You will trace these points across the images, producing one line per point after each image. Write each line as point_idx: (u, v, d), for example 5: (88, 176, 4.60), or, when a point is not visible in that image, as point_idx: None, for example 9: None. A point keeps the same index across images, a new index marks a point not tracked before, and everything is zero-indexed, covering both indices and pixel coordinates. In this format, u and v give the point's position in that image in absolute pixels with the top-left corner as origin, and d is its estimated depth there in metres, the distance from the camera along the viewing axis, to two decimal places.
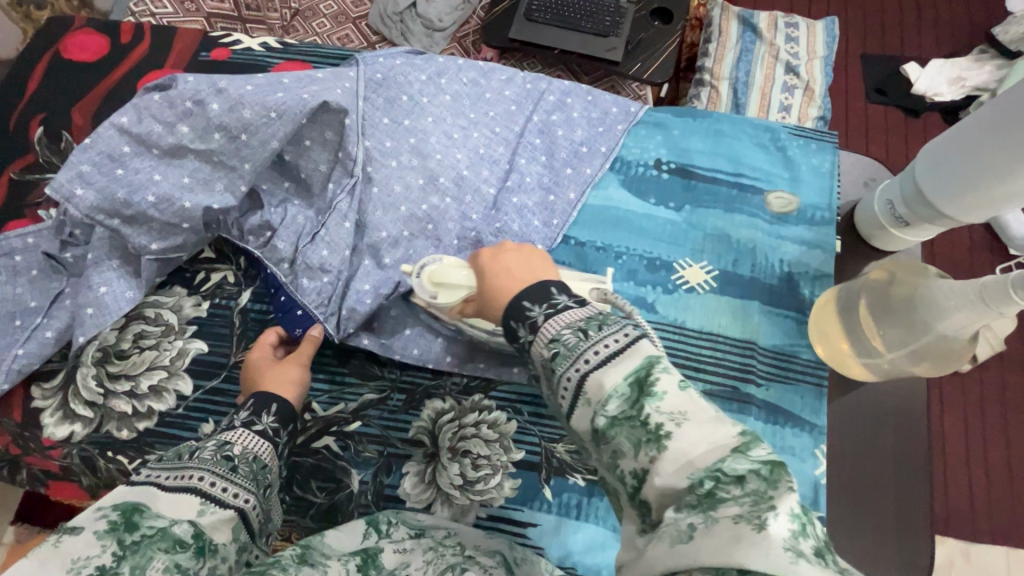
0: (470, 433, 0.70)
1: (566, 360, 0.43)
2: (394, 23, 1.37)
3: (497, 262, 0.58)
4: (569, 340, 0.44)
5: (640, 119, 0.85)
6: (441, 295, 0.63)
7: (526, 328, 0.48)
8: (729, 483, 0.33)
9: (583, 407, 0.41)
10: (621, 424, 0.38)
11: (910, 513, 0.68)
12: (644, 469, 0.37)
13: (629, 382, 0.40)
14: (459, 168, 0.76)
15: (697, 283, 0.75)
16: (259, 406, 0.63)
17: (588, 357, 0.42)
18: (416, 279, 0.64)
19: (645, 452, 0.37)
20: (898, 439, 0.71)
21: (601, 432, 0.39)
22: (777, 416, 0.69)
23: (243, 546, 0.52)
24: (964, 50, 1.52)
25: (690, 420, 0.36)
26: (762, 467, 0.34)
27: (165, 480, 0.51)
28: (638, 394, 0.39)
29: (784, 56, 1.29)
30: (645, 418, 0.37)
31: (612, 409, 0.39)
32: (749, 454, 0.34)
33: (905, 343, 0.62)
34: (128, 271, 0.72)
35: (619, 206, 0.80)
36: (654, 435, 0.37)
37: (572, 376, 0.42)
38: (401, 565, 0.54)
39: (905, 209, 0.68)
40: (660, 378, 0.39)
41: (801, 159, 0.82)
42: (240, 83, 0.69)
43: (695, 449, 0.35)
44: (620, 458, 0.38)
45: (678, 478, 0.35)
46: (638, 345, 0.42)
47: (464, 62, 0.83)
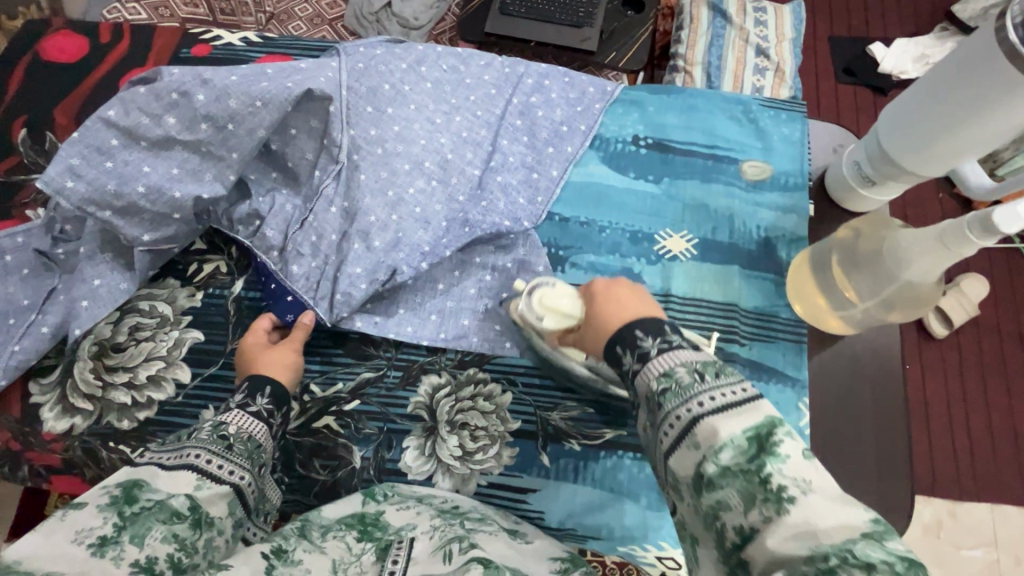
0: (468, 406, 0.72)
1: (677, 397, 0.44)
2: (370, 23, 1.39)
3: (607, 290, 0.58)
4: (683, 378, 0.45)
5: (616, 98, 0.88)
6: (548, 319, 0.64)
7: (634, 356, 0.50)
8: (856, 566, 0.33)
9: (689, 448, 0.42)
10: (734, 474, 0.39)
11: (893, 461, 0.71)
12: (753, 526, 0.37)
13: (747, 436, 0.40)
14: (443, 152, 0.78)
15: (679, 251, 0.78)
16: (253, 389, 0.64)
17: (702, 401, 0.43)
18: (527, 298, 0.66)
19: (759, 511, 0.37)
20: (876, 390, 0.74)
21: (708, 479, 0.40)
22: (761, 374, 0.72)
23: (238, 520, 0.54)
24: (926, 29, 1.57)
25: (815, 491, 0.37)
26: (898, 562, 0.34)
27: (166, 460, 0.53)
28: (757, 450, 0.39)
29: (753, 39, 1.33)
30: (765, 477, 0.38)
31: (724, 459, 0.40)
32: (885, 545, 0.34)
33: (875, 293, 0.66)
34: (121, 264, 0.73)
35: (601, 181, 0.83)
36: (774, 496, 0.37)
37: (682, 415, 0.43)
38: (409, 526, 0.55)
39: (873, 168, 0.71)
40: (783, 441, 0.39)
41: (772, 129, 0.85)
42: (225, 74, 0.71)
43: (822, 520, 0.36)
44: (723, 511, 0.39)
45: (798, 545, 0.35)
46: (758, 403, 0.42)
47: (444, 49, 0.85)
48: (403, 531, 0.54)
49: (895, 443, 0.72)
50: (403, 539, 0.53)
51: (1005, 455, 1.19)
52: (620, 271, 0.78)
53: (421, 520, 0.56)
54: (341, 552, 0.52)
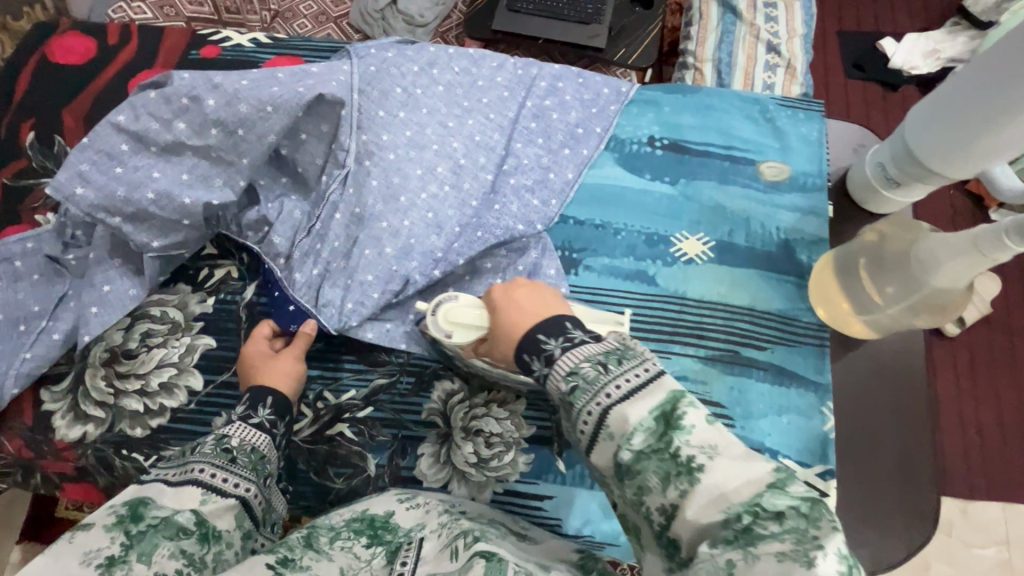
0: (482, 412, 0.70)
1: (586, 394, 0.44)
2: (375, 21, 1.37)
3: (508, 297, 0.57)
4: (589, 373, 0.45)
5: (631, 99, 0.86)
6: (456, 333, 0.62)
7: (541, 361, 0.50)
8: (767, 518, 0.36)
9: (605, 440, 0.43)
10: (648, 456, 0.40)
11: (917, 466, 0.70)
12: (673, 503, 0.39)
13: (653, 416, 0.41)
14: (456, 157, 0.77)
15: (695, 254, 0.77)
16: (255, 400, 0.63)
17: (610, 392, 0.43)
18: (430, 317, 0.63)
19: (675, 486, 0.39)
20: (897, 395, 0.73)
21: (625, 466, 0.41)
22: (782, 378, 0.71)
23: (247, 533, 0.53)
24: (937, 23, 1.55)
25: (721, 454, 0.39)
26: (801, 504, 0.36)
27: (170, 476, 0.52)
28: (664, 427, 0.40)
29: (764, 35, 1.31)
30: (674, 452, 0.39)
31: (637, 443, 0.41)
32: (788, 490, 0.37)
33: (905, 298, 0.65)
34: (130, 270, 0.72)
35: (616, 183, 0.81)
36: (685, 468, 0.39)
37: (593, 411, 0.43)
38: (417, 526, 0.56)
39: (897, 172, 0.71)
40: (686, 413, 0.41)
41: (790, 128, 0.84)
42: (236, 79, 0.69)
43: (728, 482, 0.38)
44: (646, 494, 0.40)
45: (711, 512, 0.37)
46: (662, 381, 0.43)
47: (455, 51, 0.84)
48: (412, 532, 0.55)
49: (918, 448, 0.71)
50: (413, 540, 0.53)
51: (1017, 453, 1.18)
52: (634, 274, 0.76)
53: (429, 518, 0.57)
54: (349, 559, 0.51)
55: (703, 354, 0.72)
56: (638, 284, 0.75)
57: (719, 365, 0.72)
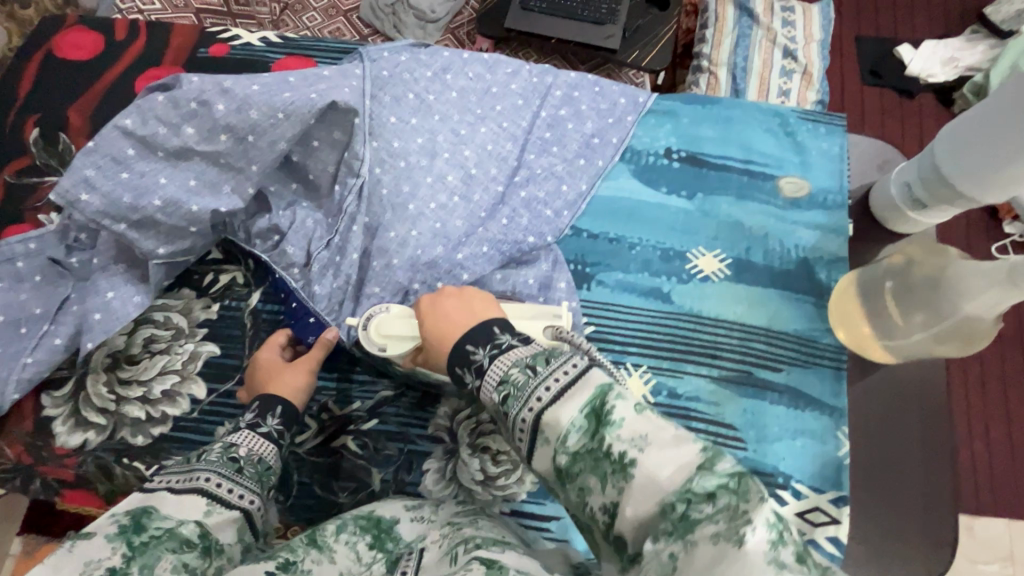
0: (490, 428, 0.68)
1: (517, 401, 0.42)
2: (386, 15, 1.35)
3: (434, 305, 0.57)
4: (518, 379, 0.44)
5: (649, 109, 0.84)
6: (390, 346, 0.64)
7: (472, 373, 0.48)
8: (701, 502, 0.33)
9: (543, 446, 0.40)
10: (584, 458, 0.38)
11: (939, 496, 0.69)
12: (613, 501, 0.37)
13: (585, 414, 0.39)
14: (468, 166, 0.75)
15: (711, 271, 0.75)
16: (264, 409, 0.62)
17: (540, 396, 0.41)
18: (363, 333, 0.65)
19: (613, 484, 0.36)
20: (921, 422, 0.71)
21: (564, 470, 0.39)
22: (798, 401, 0.69)
23: (248, 545, 0.51)
24: (956, 30, 1.52)
25: (652, 445, 0.36)
26: (731, 480, 0.34)
27: (175, 483, 0.50)
28: (596, 425, 0.38)
29: (781, 40, 1.28)
30: (607, 449, 0.37)
31: (571, 445, 0.39)
32: (715, 470, 0.34)
33: (929, 327, 0.63)
34: (135, 276, 0.70)
35: (632, 196, 0.79)
36: (619, 464, 0.36)
37: (527, 417, 0.41)
38: (418, 537, 0.52)
39: (926, 195, 0.69)
40: (615, 406, 0.38)
41: (810, 143, 0.82)
42: (246, 83, 0.68)
43: (661, 470, 0.35)
44: (588, 495, 0.38)
45: (650, 504, 0.35)
46: (586, 377, 0.41)
47: (470, 55, 0.82)
48: (413, 543, 0.51)
49: (941, 478, 0.69)
50: (414, 551, 0.49)
51: None
52: (649, 291, 0.75)
53: (433, 528, 0.52)
54: (348, 562, 0.48)
55: (716, 374, 0.71)
56: (653, 302, 0.74)
57: (732, 387, 0.70)
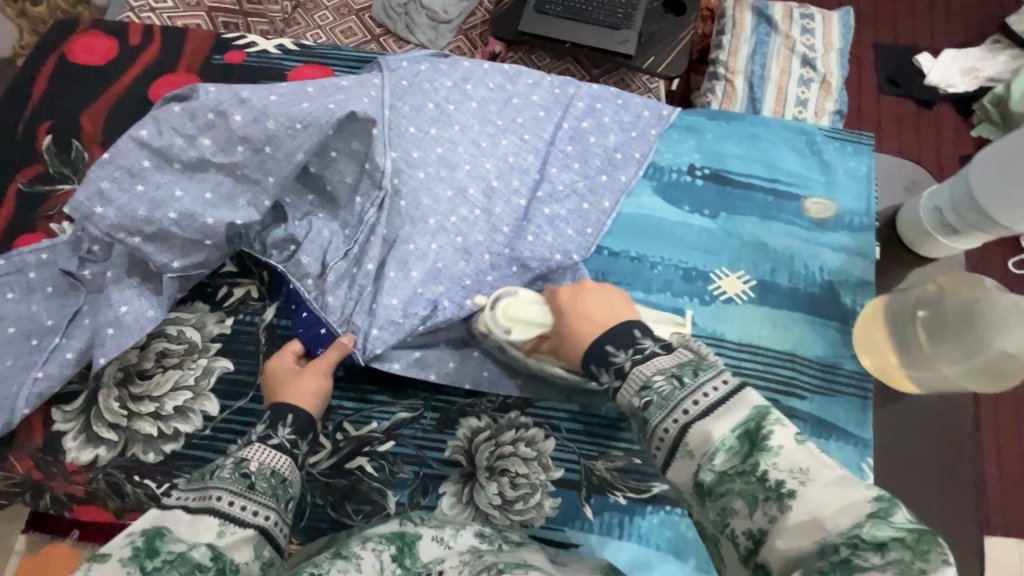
0: (509, 451, 0.68)
1: (660, 410, 0.43)
2: (399, 15, 1.33)
3: (575, 299, 0.57)
4: (663, 387, 0.44)
5: (672, 123, 0.83)
6: (515, 329, 0.63)
7: (611, 373, 0.48)
8: (869, 550, 0.33)
9: (683, 458, 0.41)
10: (732, 478, 0.38)
11: (962, 516, 0.68)
12: (760, 529, 0.37)
13: (737, 435, 0.40)
14: (489, 178, 0.73)
15: (735, 293, 0.74)
16: (274, 419, 0.59)
17: (687, 408, 0.42)
18: (489, 313, 0.65)
19: (763, 512, 0.37)
20: (942, 442, 0.70)
21: (707, 487, 0.39)
22: (822, 430, 0.68)
23: (268, 563, 0.48)
24: (977, 40, 1.49)
25: (815, 480, 0.36)
26: (907, 536, 0.33)
27: (190, 502, 0.49)
28: (749, 448, 0.39)
29: (800, 48, 1.26)
30: (762, 475, 0.37)
31: (719, 464, 0.39)
32: (891, 521, 0.34)
33: (961, 360, 0.62)
34: (149, 289, 0.69)
35: (654, 214, 0.78)
36: (775, 493, 0.37)
37: (670, 428, 0.42)
38: (436, 560, 0.49)
39: (955, 219, 0.68)
40: (774, 432, 0.39)
41: (837, 162, 0.80)
42: (264, 93, 0.66)
43: (824, 507, 0.35)
44: (730, 516, 0.38)
45: (808, 540, 0.35)
46: (742, 396, 0.42)
47: (490, 66, 0.80)
48: (431, 565, 0.49)
49: (963, 498, 0.69)
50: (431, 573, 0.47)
51: None
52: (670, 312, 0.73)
53: (452, 553, 0.50)
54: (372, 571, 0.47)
55: None
56: None
57: None
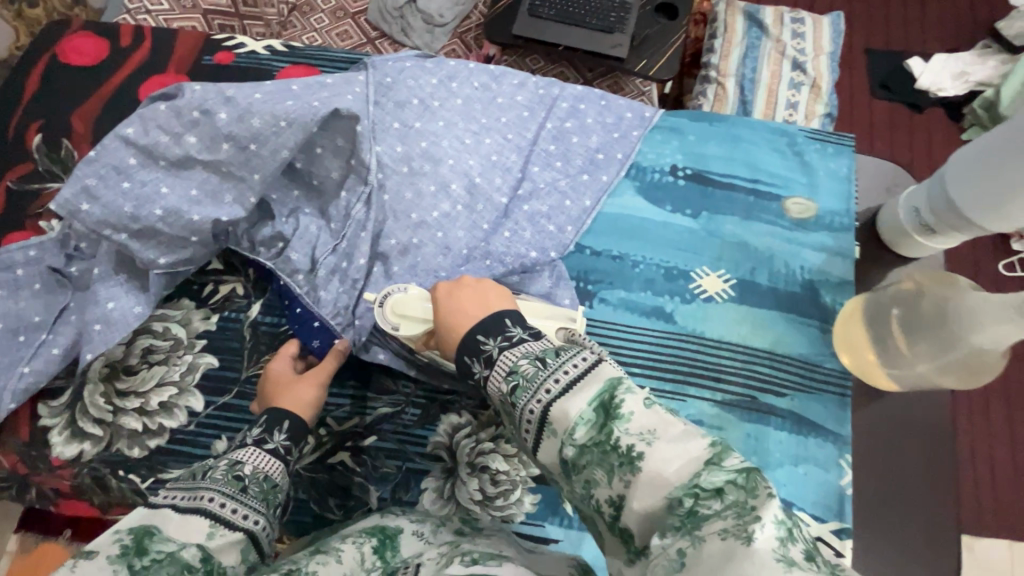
0: (489, 448, 0.68)
1: (526, 392, 0.43)
2: (394, 19, 1.35)
3: (451, 295, 0.58)
4: (528, 370, 0.44)
5: (655, 125, 0.84)
6: (404, 327, 0.65)
7: (481, 362, 0.49)
8: (708, 498, 0.33)
9: (549, 437, 0.41)
10: (591, 450, 0.38)
11: (948, 512, 0.69)
12: (619, 495, 0.36)
13: (593, 407, 0.39)
14: (471, 175, 0.75)
15: (715, 292, 0.74)
16: (270, 424, 0.60)
17: (549, 388, 0.42)
18: (379, 310, 0.66)
19: (619, 477, 0.36)
20: (923, 441, 0.71)
21: (570, 463, 0.39)
22: (801, 426, 0.69)
23: (252, 567, 0.48)
24: (967, 45, 1.50)
25: (660, 439, 0.36)
26: (737, 477, 0.34)
27: (179, 501, 0.48)
28: (604, 418, 0.38)
29: (790, 52, 1.27)
30: (614, 442, 0.37)
31: (578, 438, 0.39)
32: (723, 465, 0.34)
33: (935, 358, 0.63)
34: (135, 286, 0.70)
35: (636, 214, 0.78)
36: (627, 458, 0.36)
37: (534, 408, 0.42)
38: (418, 554, 0.49)
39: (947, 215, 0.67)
40: (624, 400, 0.38)
41: (818, 163, 0.81)
42: (249, 91, 0.68)
43: (668, 465, 0.35)
44: (594, 487, 0.37)
45: (657, 497, 0.35)
46: (597, 371, 0.41)
47: (476, 65, 0.81)
48: (410, 559, 0.49)
49: (948, 494, 0.69)
50: (410, 564, 0.47)
51: None
52: (651, 310, 0.74)
53: (430, 546, 0.50)
54: (353, 564, 0.47)
55: (719, 397, 0.70)
56: (655, 322, 0.73)
57: (735, 411, 0.69)
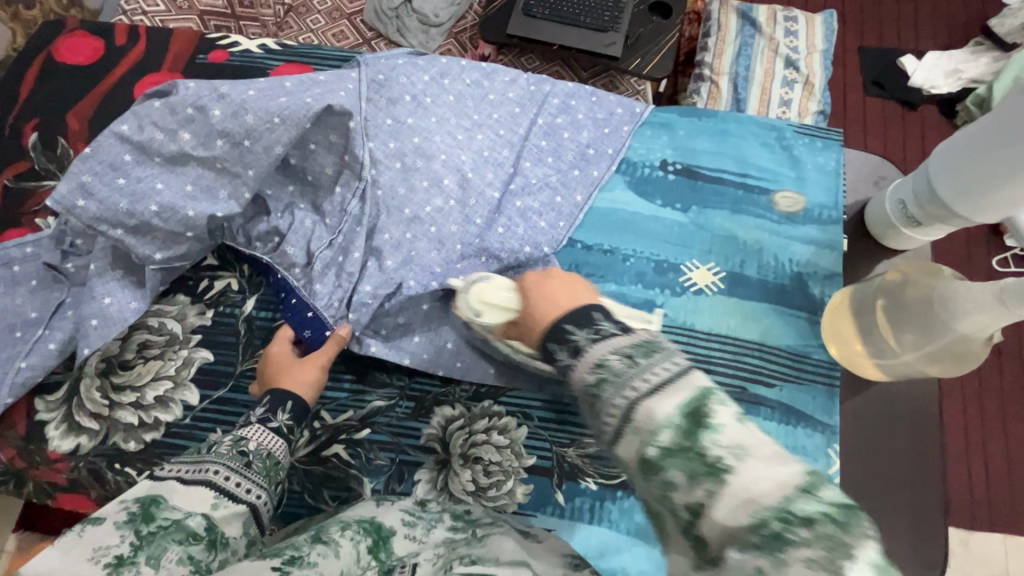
0: (482, 439, 0.69)
1: (612, 386, 0.37)
2: (389, 19, 1.36)
3: (538, 280, 0.53)
4: (617, 365, 0.37)
5: (646, 120, 0.85)
6: (485, 314, 0.61)
7: (567, 352, 0.42)
8: (798, 525, 0.30)
9: (629, 436, 0.35)
10: (675, 455, 0.33)
11: (930, 500, 0.69)
12: (698, 503, 0.32)
13: (684, 413, 0.33)
14: (464, 170, 0.75)
15: (705, 285, 0.75)
16: (275, 404, 0.61)
17: (637, 385, 0.35)
18: (463, 295, 0.65)
19: (701, 487, 0.32)
20: (909, 429, 0.72)
21: (650, 463, 0.34)
22: (789, 416, 0.69)
23: (252, 540, 0.50)
24: (960, 42, 1.52)
25: (752, 454, 0.32)
26: (834, 509, 0.30)
27: (184, 474, 0.50)
28: (692, 425, 0.33)
29: (784, 50, 1.28)
30: (701, 450, 0.32)
31: (662, 440, 0.33)
32: (819, 495, 0.30)
33: (920, 346, 0.64)
34: (131, 281, 0.71)
35: (627, 208, 0.79)
36: (712, 469, 0.32)
37: (618, 404, 0.36)
38: (411, 553, 0.50)
39: (963, 206, 0.65)
40: (716, 410, 0.33)
41: (807, 157, 0.82)
42: (242, 89, 0.68)
43: (758, 485, 0.31)
44: (670, 492, 0.33)
45: (740, 514, 0.31)
46: (688, 378, 0.35)
47: (468, 63, 0.82)
48: (406, 558, 0.49)
49: (930, 484, 0.70)
50: (407, 564, 0.48)
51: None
52: (642, 303, 0.75)
53: (427, 547, 0.51)
54: (349, 561, 0.47)
55: None
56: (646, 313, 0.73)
57: None
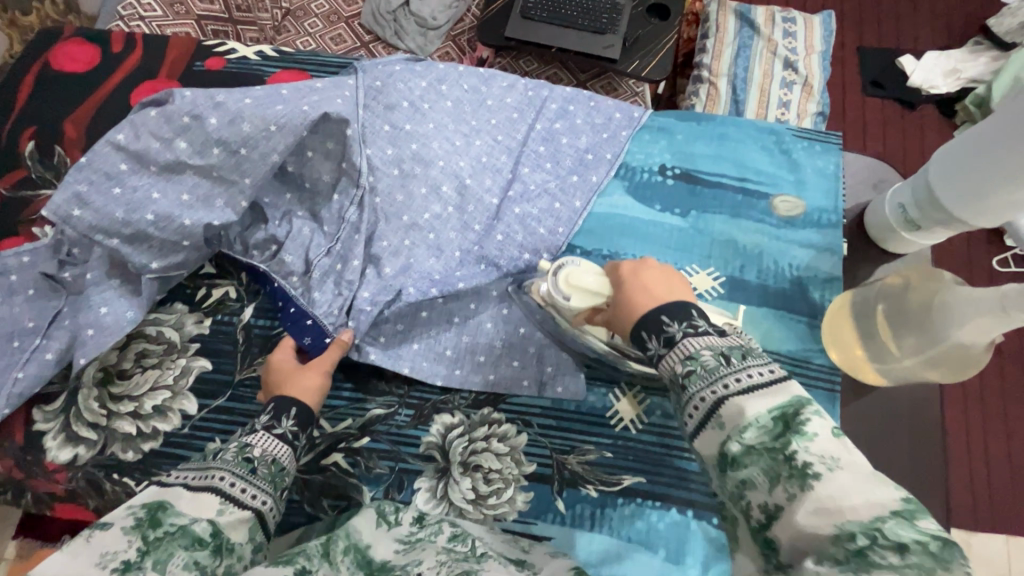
0: (482, 447, 0.69)
1: (701, 380, 0.44)
2: (387, 22, 1.36)
3: (637, 270, 0.56)
4: (709, 361, 0.44)
5: (644, 125, 0.84)
6: (574, 297, 0.63)
7: (659, 341, 0.49)
8: (887, 548, 0.32)
9: (713, 429, 0.42)
10: (759, 453, 0.38)
11: (930, 503, 0.70)
12: (777, 504, 0.37)
13: (772, 416, 0.39)
14: (462, 176, 0.75)
15: (705, 289, 0.75)
16: (279, 410, 0.61)
17: (728, 383, 0.42)
18: (551, 279, 0.64)
19: (783, 488, 0.36)
20: (911, 433, 0.72)
21: (731, 458, 0.40)
22: None
23: (258, 546, 0.49)
24: (959, 41, 1.51)
25: (843, 468, 0.36)
26: (930, 541, 0.32)
27: (190, 480, 0.49)
28: (782, 429, 0.38)
29: (782, 51, 1.28)
30: (790, 455, 0.37)
31: (747, 438, 0.39)
32: (916, 524, 0.33)
33: (921, 352, 0.64)
34: (128, 290, 0.70)
35: (625, 213, 0.79)
36: (799, 472, 0.36)
37: (707, 398, 0.43)
38: (413, 562, 0.49)
39: (963, 211, 0.64)
40: (810, 420, 0.38)
41: (806, 161, 0.82)
42: (239, 97, 0.68)
43: (844, 499, 0.34)
44: (749, 489, 0.38)
45: (822, 523, 0.34)
46: (784, 385, 0.41)
47: (466, 68, 0.82)
48: (410, 565, 0.48)
49: (931, 487, 0.70)
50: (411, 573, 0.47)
51: None
52: None
53: (429, 554, 0.50)
54: None
55: None
56: None
57: None
